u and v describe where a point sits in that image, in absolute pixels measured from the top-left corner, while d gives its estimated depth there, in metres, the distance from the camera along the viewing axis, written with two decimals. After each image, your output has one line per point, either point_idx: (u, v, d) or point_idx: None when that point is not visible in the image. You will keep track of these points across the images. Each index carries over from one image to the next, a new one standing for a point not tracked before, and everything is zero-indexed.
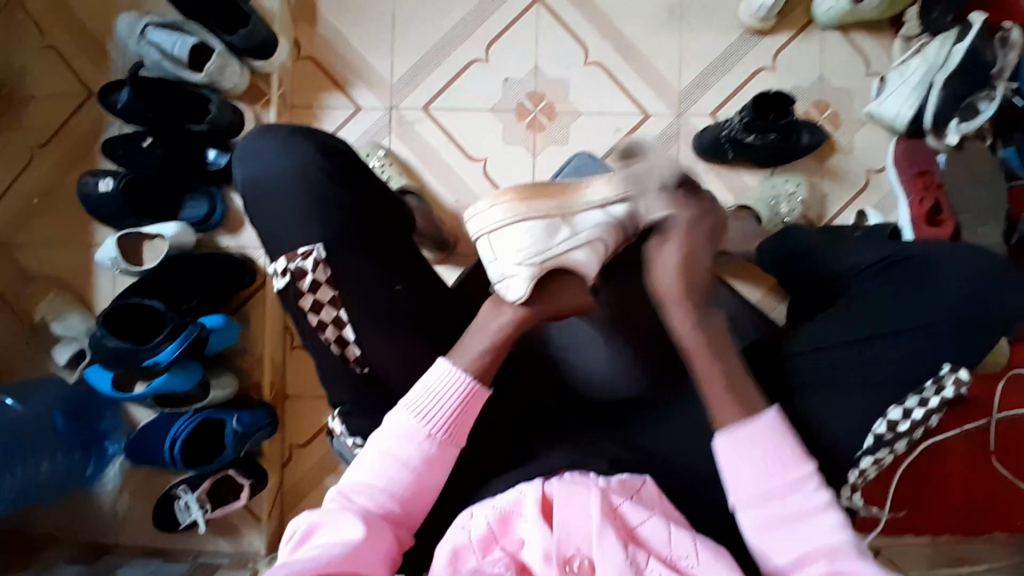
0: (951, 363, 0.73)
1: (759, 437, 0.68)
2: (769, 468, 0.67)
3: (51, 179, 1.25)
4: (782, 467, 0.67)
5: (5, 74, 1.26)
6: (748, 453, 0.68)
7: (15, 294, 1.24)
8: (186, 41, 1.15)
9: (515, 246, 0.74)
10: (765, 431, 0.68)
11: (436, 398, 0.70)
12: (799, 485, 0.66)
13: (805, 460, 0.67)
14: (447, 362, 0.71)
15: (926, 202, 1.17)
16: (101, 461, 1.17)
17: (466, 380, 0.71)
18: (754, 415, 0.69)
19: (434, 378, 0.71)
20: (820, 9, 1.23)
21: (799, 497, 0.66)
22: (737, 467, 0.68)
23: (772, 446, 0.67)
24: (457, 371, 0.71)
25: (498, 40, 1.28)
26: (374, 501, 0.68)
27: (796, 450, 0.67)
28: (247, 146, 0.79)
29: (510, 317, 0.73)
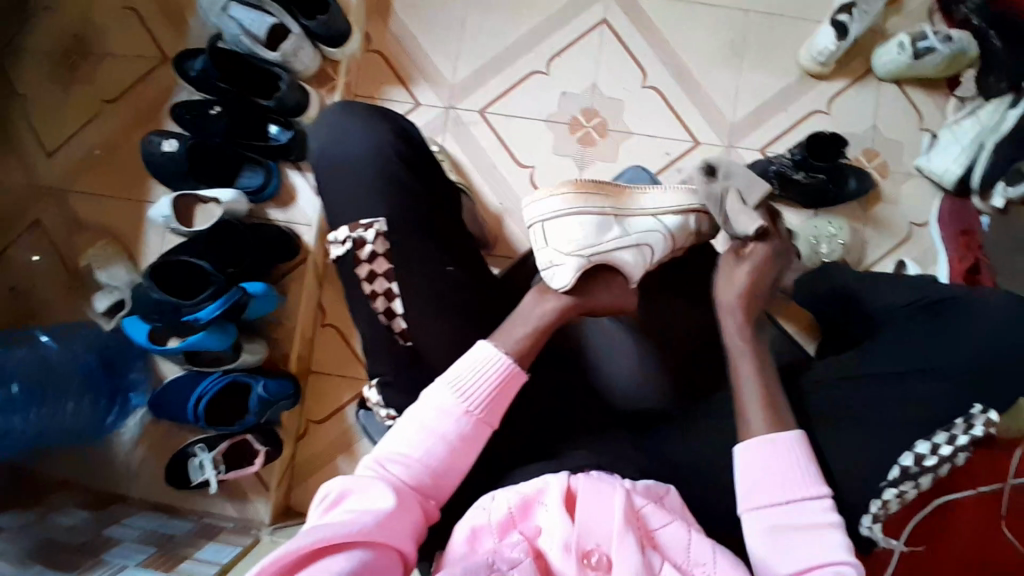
0: (982, 404, 0.77)
1: (784, 453, 0.72)
2: (787, 483, 0.70)
3: (115, 134, 1.30)
4: (799, 482, 0.70)
5: (88, 31, 1.32)
6: (767, 462, 0.71)
7: (64, 240, 1.27)
8: (265, 20, 1.18)
9: (569, 236, 0.79)
10: (789, 447, 0.72)
11: (476, 377, 0.73)
12: (813, 500, 0.70)
13: (821, 482, 0.71)
14: (490, 345, 0.74)
15: (966, 259, 1.19)
16: (123, 410, 1.21)
17: (506, 362, 0.74)
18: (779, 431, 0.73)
19: (475, 358, 0.74)
20: (879, 62, 1.27)
21: (810, 512, 0.70)
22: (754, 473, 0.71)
23: (793, 461, 0.71)
24: (498, 354, 0.74)
25: (561, 55, 1.32)
26: (408, 472, 0.70)
27: (815, 469, 0.71)
28: (325, 120, 0.84)
29: (555, 307, 0.78)
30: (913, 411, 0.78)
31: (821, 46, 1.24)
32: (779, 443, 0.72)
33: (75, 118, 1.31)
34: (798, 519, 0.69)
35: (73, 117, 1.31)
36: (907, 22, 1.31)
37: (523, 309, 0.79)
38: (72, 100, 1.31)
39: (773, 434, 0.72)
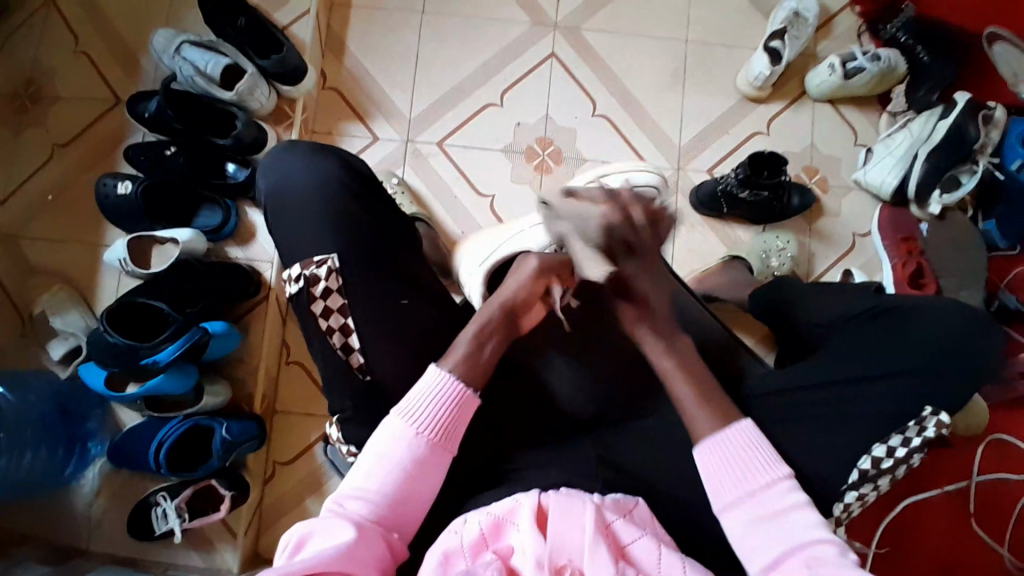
0: (932, 406, 0.81)
1: (735, 442, 0.74)
2: (746, 472, 0.73)
3: (67, 178, 1.28)
4: (755, 468, 0.73)
5: (37, 76, 1.31)
6: (726, 457, 0.74)
7: (16, 288, 1.24)
8: (220, 61, 1.21)
9: (478, 262, 0.97)
10: (741, 437, 0.75)
11: (425, 402, 0.73)
12: (775, 484, 0.72)
13: (778, 464, 0.73)
14: (438, 369, 0.75)
15: (909, 265, 1.26)
16: (82, 461, 1.16)
17: (458, 386, 0.75)
18: (730, 421, 0.76)
19: (423, 383, 0.74)
20: (813, 83, 1.35)
21: (775, 497, 0.71)
22: (718, 479, 0.73)
23: (749, 450, 0.74)
24: (445, 375, 0.75)
25: (513, 88, 1.37)
26: (368, 507, 0.69)
27: (769, 454, 0.74)
28: (271, 160, 0.84)
29: (496, 309, 0.81)
30: (864, 411, 0.82)
31: (757, 71, 1.31)
32: (729, 435, 0.75)
33: (25, 162, 1.28)
34: (770, 506, 0.71)
35: (24, 162, 1.28)
36: (837, 45, 1.40)
37: (484, 312, 0.81)
38: (23, 146, 1.29)
39: (721, 428, 0.75)
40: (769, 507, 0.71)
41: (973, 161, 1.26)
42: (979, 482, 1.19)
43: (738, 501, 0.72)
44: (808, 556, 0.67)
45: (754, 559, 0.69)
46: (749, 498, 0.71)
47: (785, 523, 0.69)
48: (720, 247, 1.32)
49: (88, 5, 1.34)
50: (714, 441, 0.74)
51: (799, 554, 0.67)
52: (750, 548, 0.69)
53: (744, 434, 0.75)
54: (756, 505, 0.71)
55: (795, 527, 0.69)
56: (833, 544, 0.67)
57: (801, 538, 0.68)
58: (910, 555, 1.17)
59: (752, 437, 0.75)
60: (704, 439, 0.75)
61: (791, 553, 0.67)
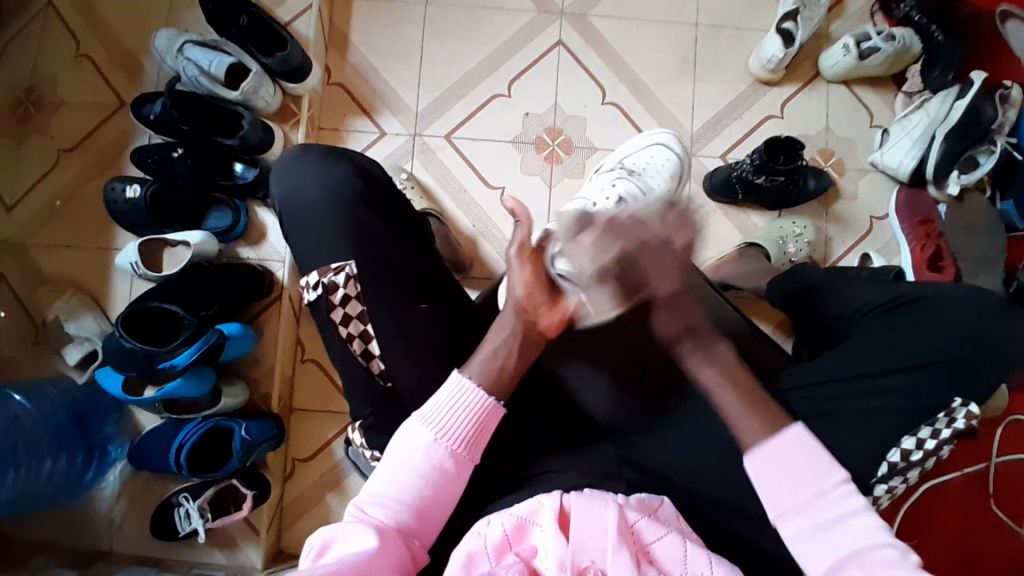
0: (962, 398, 0.80)
1: (787, 447, 0.71)
2: (801, 479, 0.70)
3: (75, 183, 1.27)
4: (809, 473, 0.69)
5: (40, 80, 1.30)
6: (779, 464, 0.71)
7: (30, 295, 1.24)
8: (223, 60, 1.19)
9: None
10: (795, 442, 0.71)
11: (451, 412, 0.73)
12: (831, 491, 0.69)
13: (834, 467, 0.70)
14: (462, 377, 0.74)
15: (927, 248, 1.23)
16: (102, 466, 1.17)
17: (482, 396, 0.74)
18: (781, 427, 0.72)
19: (448, 392, 0.74)
20: (827, 64, 1.32)
21: (833, 504, 0.68)
22: (772, 487, 0.70)
23: (801, 456, 0.70)
24: (471, 386, 0.74)
25: (520, 78, 1.35)
26: (390, 515, 0.69)
27: (824, 457, 0.70)
28: (281, 164, 0.82)
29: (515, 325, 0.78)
30: (890, 403, 0.81)
31: (769, 54, 1.28)
32: (781, 442, 0.71)
33: (32, 168, 1.28)
34: (826, 514, 0.68)
35: (31, 168, 1.28)
36: (850, 25, 1.37)
37: (500, 321, 0.79)
38: (30, 153, 1.29)
39: (772, 436, 0.72)
40: (826, 517, 0.68)
41: (991, 141, 1.23)
42: (1001, 465, 1.18)
43: (790, 510, 0.69)
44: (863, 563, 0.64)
45: (811, 568, 0.67)
46: (804, 507, 0.69)
47: (844, 531, 0.67)
48: (734, 234, 1.30)
49: (89, 7, 1.32)
50: (765, 449, 0.71)
51: (856, 563, 0.64)
52: (808, 558, 0.67)
53: (797, 437, 0.72)
54: (814, 514, 0.68)
55: (853, 533, 0.66)
56: (894, 548, 0.64)
57: (862, 545, 0.65)
58: (932, 540, 1.16)
59: (807, 440, 0.71)
60: (755, 446, 0.72)
61: (849, 563, 0.65)
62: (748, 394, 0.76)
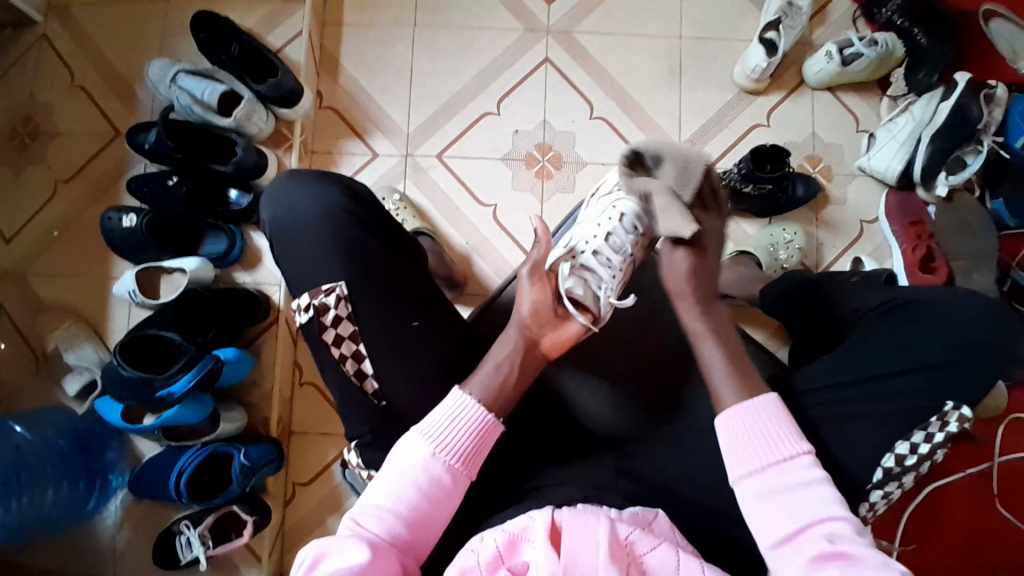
0: (954, 401, 0.80)
1: (760, 412, 0.74)
2: (768, 443, 0.72)
3: (72, 213, 1.29)
4: (778, 440, 0.72)
5: (35, 113, 1.32)
6: (747, 426, 0.74)
7: (29, 325, 1.25)
8: (216, 88, 1.22)
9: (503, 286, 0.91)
10: (768, 408, 0.74)
11: (450, 427, 0.73)
12: (794, 459, 0.71)
13: (801, 438, 0.73)
14: (464, 393, 0.75)
15: (919, 249, 1.24)
16: (104, 495, 1.17)
17: (482, 412, 0.75)
18: (756, 393, 0.76)
19: (449, 406, 0.74)
20: (811, 71, 1.34)
21: (795, 470, 0.71)
22: (738, 448, 0.73)
23: (772, 422, 0.73)
24: (470, 401, 0.75)
25: (509, 95, 1.37)
26: (385, 527, 0.69)
27: (792, 428, 0.73)
28: (274, 189, 0.84)
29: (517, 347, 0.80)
30: (884, 407, 0.81)
31: (753, 63, 1.30)
32: (755, 405, 0.75)
33: (29, 199, 1.30)
34: (787, 477, 0.70)
35: (28, 199, 1.30)
36: (833, 32, 1.39)
37: (503, 339, 0.81)
38: (27, 184, 1.30)
39: (747, 399, 0.75)
40: (786, 480, 0.70)
41: (977, 140, 1.25)
42: (1003, 463, 1.18)
43: (755, 470, 0.72)
44: (820, 533, 0.67)
45: (765, 532, 0.69)
46: (767, 470, 0.71)
47: (801, 496, 0.69)
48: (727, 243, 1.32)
49: (82, 39, 1.35)
50: (738, 409, 0.75)
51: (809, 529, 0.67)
52: (763, 520, 0.70)
53: (770, 405, 0.75)
54: (775, 477, 0.71)
55: (809, 500, 0.69)
56: (847, 522, 0.67)
57: (817, 512, 0.68)
58: (938, 542, 1.16)
59: (778, 408, 0.74)
60: (729, 407, 0.76)
61: (802, 528, 0.68)
62: (741, 402, 0.76)
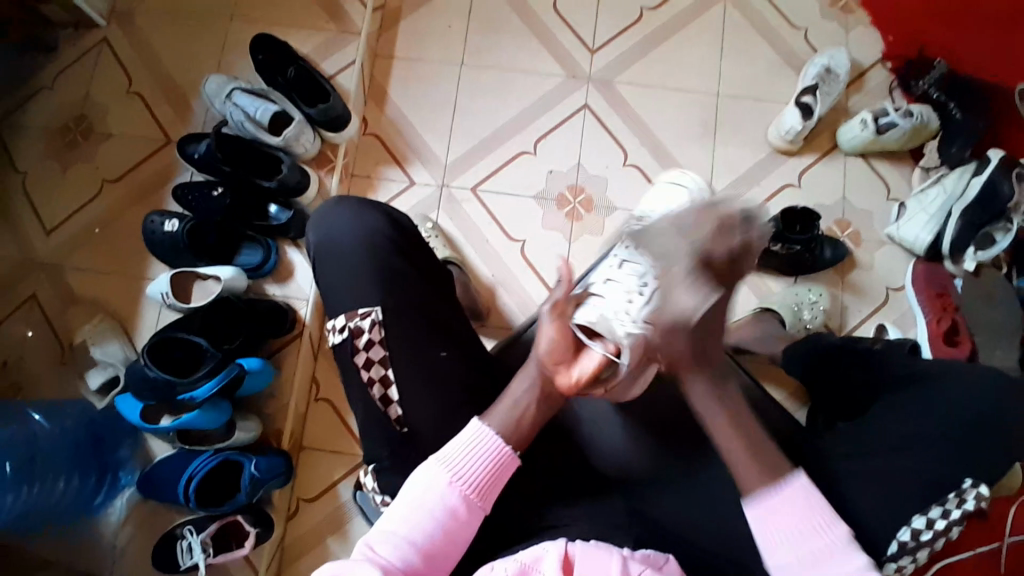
0: (972, 478, 0.80)
1: (789, 504, 0.74)
2: (805, 536, 0.73)
3: (114, 213, 1.34)
4: (812, 532, 0.73)
5: (90, 114, 1.39)
6: (779, 520, 0.74)
7: (60, 315, 1.29)
8: (269, 108, 1.27)
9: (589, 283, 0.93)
10: (799, 497, 0.74)
11: (467, 457, 0.74)
12: (830, 548, 0.72)
13: (835, 524, 0.73)
14: (481, 423, 0.76)
15: (943, 321, 1.24)
16: (111, 491, 1.19)
17: (498, 443, 0.76)
18: (782, 479, 0.75)
19: (466, 437, 0.76)
20: (845, 137, 1.36)
21: (833, 560, 0.72)
22: (773, 539, 0.74)
23: (804, 513, 0.73)
24: (487, 432, 0.76)
25: (546, 137, 1.40)
26: (398, 554, 0.69)
27: (824, 514, 0.73)
28: (321, 213, 0.86)
29: (528, 386, 0.78)
30: (904, 480, 0.81)
31: (788, 126, 1.33)
32: (784, 494, 0.74)
33: (75, 195, 1.35)
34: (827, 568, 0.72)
35: (73, 194, 1.35)
36: (869, 100, 1.41)
37: (521, 373, 0.79)
38: (74, 180, 1.36)
39: (776, 485, 0.74)
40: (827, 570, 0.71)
41: (1009, 219, 1.26)
42: (1015, 543, 1.15)
43: (794, 561, 0.72)
44: None
45: None
46: (807, 560, 0.72)
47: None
48: (750, 298, 1.32)
49: (143, 50, 1.42)
50: (766, 502, 0.74)
51: None
52: None
53: (799, 495, 0.74)
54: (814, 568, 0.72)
55: None
56: None
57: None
58: None
59: (808, 495, 0.74)
60: (756, 495, 0.75)
61: None
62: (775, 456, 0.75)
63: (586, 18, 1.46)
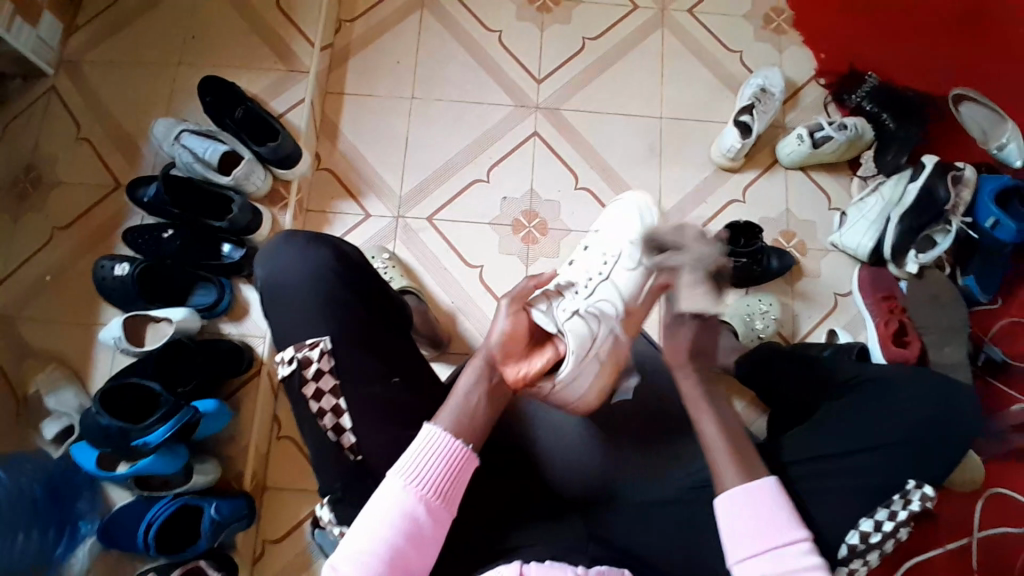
0: (914, 479, 0.84)
1: (757, 498, 0.75)
2: (768, 527, 0.74)
3: (66, 260, 1.32)
4: (777, 527, 0.74)
5: (38, 163, 1.38)
6: (748, 513, 0.75)
7: (12, 368, 1.25)
8: (218, 148, 1.28)
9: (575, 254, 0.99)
10: (767, 493, 0.76)
11: (425, 464, 0.74)
12: (791, 545, 0.73)
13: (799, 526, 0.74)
14: (434, 427, 0.76)
15: (891, 324, 1.27)
16: (72, 542, 1.14)
17: (454, 444, 0.75)
18: (756, 478, 0.77)
19: (421, 443, 0.75)
20: (784, 152, 1.43)
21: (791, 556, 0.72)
22: (737, 528, 0.75)
23: (769, 510, 0.75)
24: (441, 433, 0.76)
25: (498, 165, 1.44)
26: (365, 574, 0.69)
27: (790, 514, 0.75)
28: (268, 248, 0.87)
29: (475, 377, 0.80)
30: (849, 482, 0.84)
31: (728, 144, 1.39)
32: (753, 491, 0.76)
33: (25, 244, 1.33)
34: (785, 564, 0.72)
35: (23, 244, 1.33)
36: (804, 115, 1.48)
37: (468, 367, 0.81)
38: (24, 229, 1.34)
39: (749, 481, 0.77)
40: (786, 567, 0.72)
41: (946, 221, 1.30)
42: (982, 537, 1.19)
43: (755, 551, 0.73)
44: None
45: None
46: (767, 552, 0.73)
47: None
48: (705, 312, 1.35)
49: (91, 96, 1.42)
50: (739, 492, 0.76)
51: None
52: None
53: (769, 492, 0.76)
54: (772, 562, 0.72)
55: None
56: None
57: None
58: None
59: (778, 493, 0.76)
60: (728, 489, 0.77)
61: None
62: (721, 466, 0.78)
63: (532, 50, 1.51)
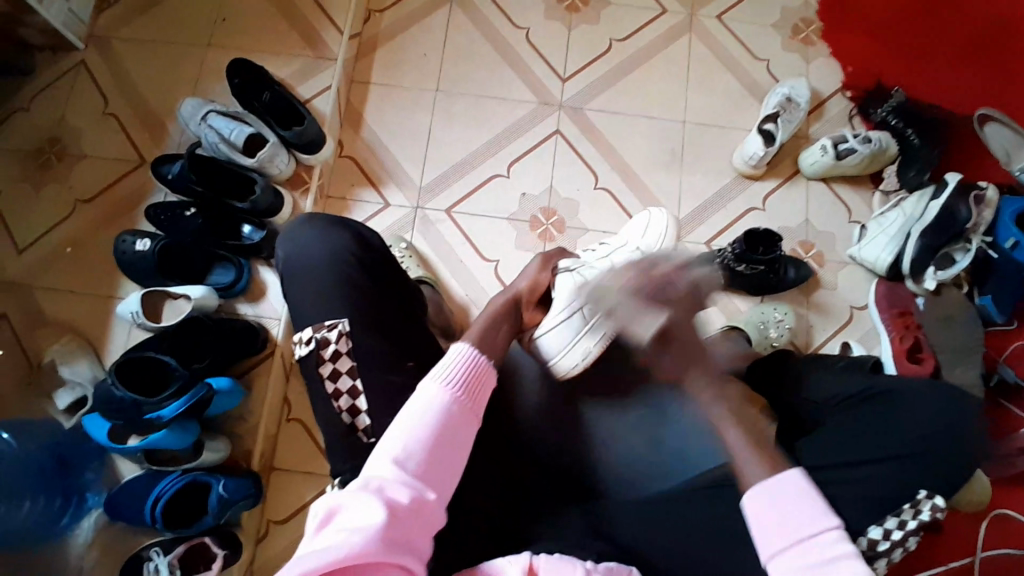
0: (925, 490, 0.83)
1: (785, 490, 0.74)
2: (800, 518, 0.72)
3: (88, 233, 1.34)
4: (808, 518, 0.72)
5: (65, 136, 1.40)
6: (776, 508, 0.74)
7: (31, 335, 1.27)
8: (243, 130, 1.29)
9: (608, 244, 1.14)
10: (792, 484, 0.75)
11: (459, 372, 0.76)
12: (823, 533, 0.71)
13: (831, 515, 0.72)
14: (462, 343, 0.80)
15: (906, 339, 1.26)
16: (79, 512, 1.16)
17: (484, 356, 0.79)
18: (780, 471, 0.77)
19: (454, 355, 0.78)
20: (806, 162, 1.42)
21: (823, 545, 0.70)
22: (766, 523, 0.73)
23: (797, 500, 0.73)
24: (468, 347, 0.80)
25: (518, 161, 1.44)
26: (403, 473, 0.68)
27: (818, 504, 0.73)
28: (291, 229, 0.89)
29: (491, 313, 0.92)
30: (859, 492, 0.84)
31: (751, 151, 1.38)
32: (781, 482, 0.75)
33: (49, 215, 1.35)
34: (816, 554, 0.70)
35: (47, 215, 1.35)
36: (829, 126, 1.47)
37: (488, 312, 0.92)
38: (48, 201, 1.36)
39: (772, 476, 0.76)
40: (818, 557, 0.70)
41: (966, 239, 1.30)
42: (986, 557, 1.18)
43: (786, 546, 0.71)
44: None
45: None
46: (799, 545, 0.71)
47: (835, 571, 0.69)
48: (719, 318, 1.35)
49: (121, 74, 1.44)
50: (766, 487, 0.75)
51: None
52: None
53: (795, 483, 0.75)
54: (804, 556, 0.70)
55: None
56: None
57: None
58: None
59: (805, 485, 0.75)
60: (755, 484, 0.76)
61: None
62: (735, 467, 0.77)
63: (557, 49, 1.51)
